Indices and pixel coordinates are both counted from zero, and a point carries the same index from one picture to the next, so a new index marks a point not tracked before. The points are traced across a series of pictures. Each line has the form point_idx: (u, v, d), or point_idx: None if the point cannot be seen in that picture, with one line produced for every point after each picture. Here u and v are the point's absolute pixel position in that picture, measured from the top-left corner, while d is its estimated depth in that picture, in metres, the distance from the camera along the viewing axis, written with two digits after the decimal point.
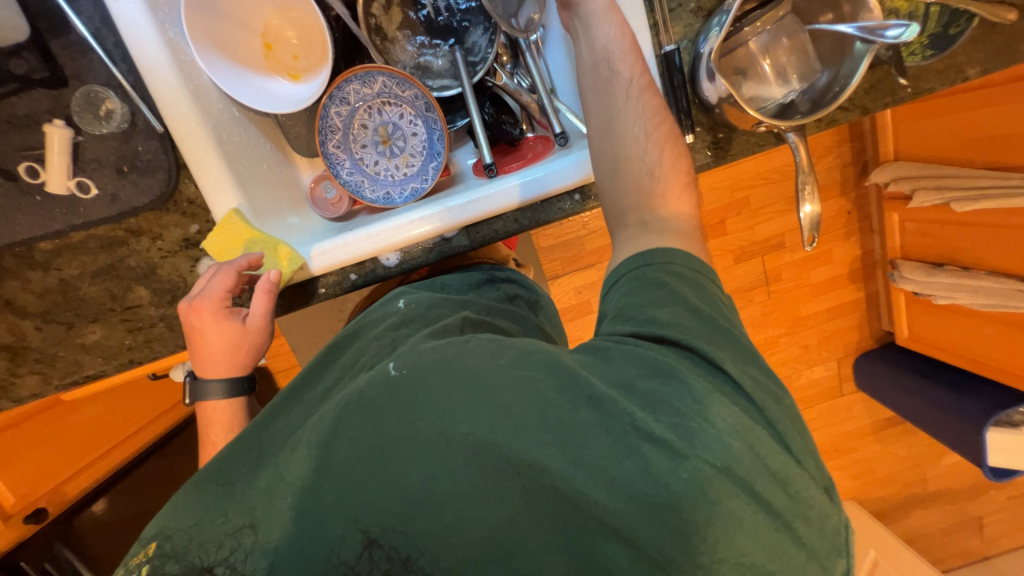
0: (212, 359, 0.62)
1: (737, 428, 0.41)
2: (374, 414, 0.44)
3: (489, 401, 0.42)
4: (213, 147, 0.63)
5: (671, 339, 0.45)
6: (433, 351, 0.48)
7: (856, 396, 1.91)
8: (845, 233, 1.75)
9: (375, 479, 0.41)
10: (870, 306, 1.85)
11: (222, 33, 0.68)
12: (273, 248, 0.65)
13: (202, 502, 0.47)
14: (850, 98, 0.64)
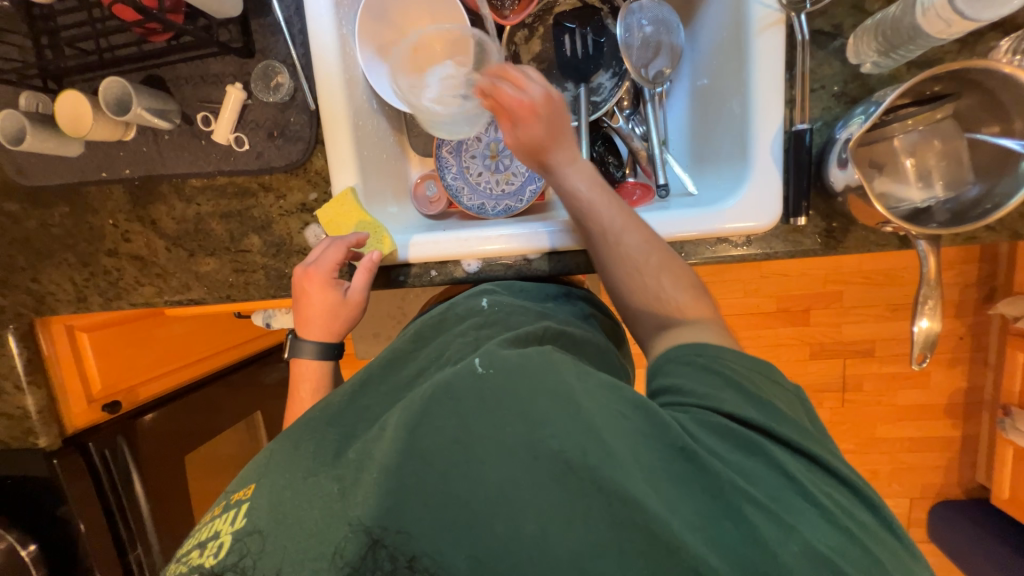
0: (311, 321, 0.69)
1: (833, 506, 0.42)
2: (466, 409, 0.44)
3: (582, 422, 0.42)
4: (350, 131, 0.70)
5: (750, 422, 0.46)
6: (524, 358, 0.48)
7: (924, 546, 1.65)
8: (951, 359, 1.55)
9: (459, 473, 0.41)
10: (964, 450, 1.61)
11: (381, 35, 0.76)
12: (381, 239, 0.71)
13: (303, 457, 0.51)
14: (1001, 218, 0.58)
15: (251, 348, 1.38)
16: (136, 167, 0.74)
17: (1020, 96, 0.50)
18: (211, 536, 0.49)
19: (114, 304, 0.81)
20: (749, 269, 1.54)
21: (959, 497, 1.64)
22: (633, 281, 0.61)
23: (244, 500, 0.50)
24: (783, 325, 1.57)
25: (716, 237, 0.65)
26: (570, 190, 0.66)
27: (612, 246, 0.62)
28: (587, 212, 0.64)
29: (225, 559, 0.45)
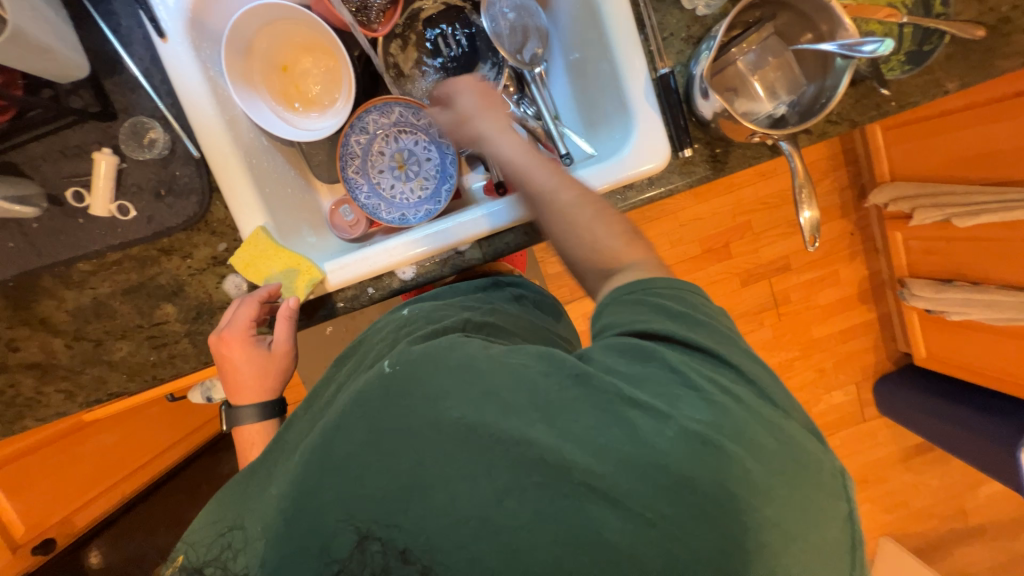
0: (244, 387, 0.66)
1: (722, 391, 0.42)
2: (369, 409, 0.44)
3: (480, 384, 0.43)
4: (245, 170, 0.68)
5: (652, 329, 0.46)
6: (428, 348, 0.48)
7: (879, 421, 1.85)
8: (850, 254, 1.77)
9: (371, 470, 0.42)
10: (883, 327, 1.83)
11: (254, 71, 0.74)
12: (293, 283, 0.68)
13: (229, 504, 0.51)
14: (838, 111, 0.69)
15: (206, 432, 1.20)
16: (6, 267, 0.66)
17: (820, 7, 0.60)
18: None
19: (16, 426, 0.71)
20: (668, 221, 1.67)
21: (892, 369, 1.86)
22: (572, 234, 0.56)
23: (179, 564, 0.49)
24: (711, 263, 1.71)
25: (622, 185, 0.71)
26: (500, 161, 0.62)
27: (547, 208, 0.58)
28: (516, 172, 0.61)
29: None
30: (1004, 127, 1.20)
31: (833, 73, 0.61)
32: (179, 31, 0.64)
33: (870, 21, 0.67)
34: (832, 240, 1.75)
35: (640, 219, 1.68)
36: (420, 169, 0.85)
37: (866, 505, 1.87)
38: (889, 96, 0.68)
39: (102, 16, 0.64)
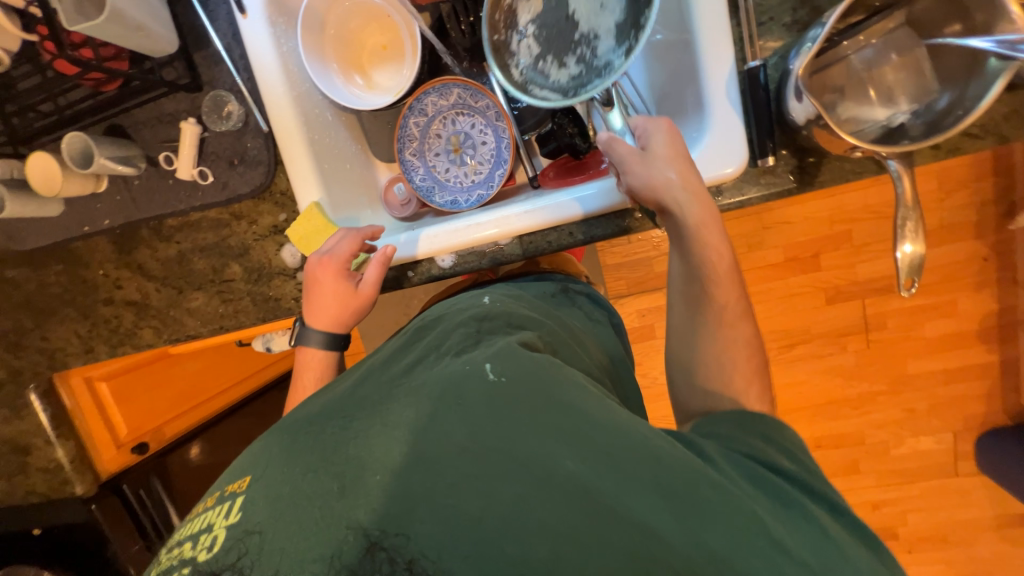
0: (319, 312, 0.69)
1: (869, 567, 0.42)
2: (479, 421, 0.44)
3: (593, 437, 0.43)
4: (305, 146, 0.71)
5: (787, 472, 0.48)
6: (534, 365, 0.49)
7: (975, 479, 1.60)
8: (978, 282, 1.48)
9: (467, 484, 0.41)
10: (1007, 375, 1.53)
11: (328, 47, 0.76)
12: (327, 230, 0.71)
13: (298, 457, 0.48)
14: (982, 123, 0.55)
15: (270, 373, 1.35)
16: (114, 217, 0.76)
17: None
18: (202, 528, 0.48)
19: (119, 351, 0.85)
20: (750, 222, 1.50)
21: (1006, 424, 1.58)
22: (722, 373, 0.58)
23: (239, 493, 0.49)
24: (793, 273, 1.53)
25: (711, 186, 0.63)
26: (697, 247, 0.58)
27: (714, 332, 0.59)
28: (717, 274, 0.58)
29: (219, 551, 0.44)
30: None
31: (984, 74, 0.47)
32: (258, 7, 0.67)
33: None
34: (959, 262, 1.47)
35: None
36: (477, 152, 0.83)
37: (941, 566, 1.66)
38: None
39: None
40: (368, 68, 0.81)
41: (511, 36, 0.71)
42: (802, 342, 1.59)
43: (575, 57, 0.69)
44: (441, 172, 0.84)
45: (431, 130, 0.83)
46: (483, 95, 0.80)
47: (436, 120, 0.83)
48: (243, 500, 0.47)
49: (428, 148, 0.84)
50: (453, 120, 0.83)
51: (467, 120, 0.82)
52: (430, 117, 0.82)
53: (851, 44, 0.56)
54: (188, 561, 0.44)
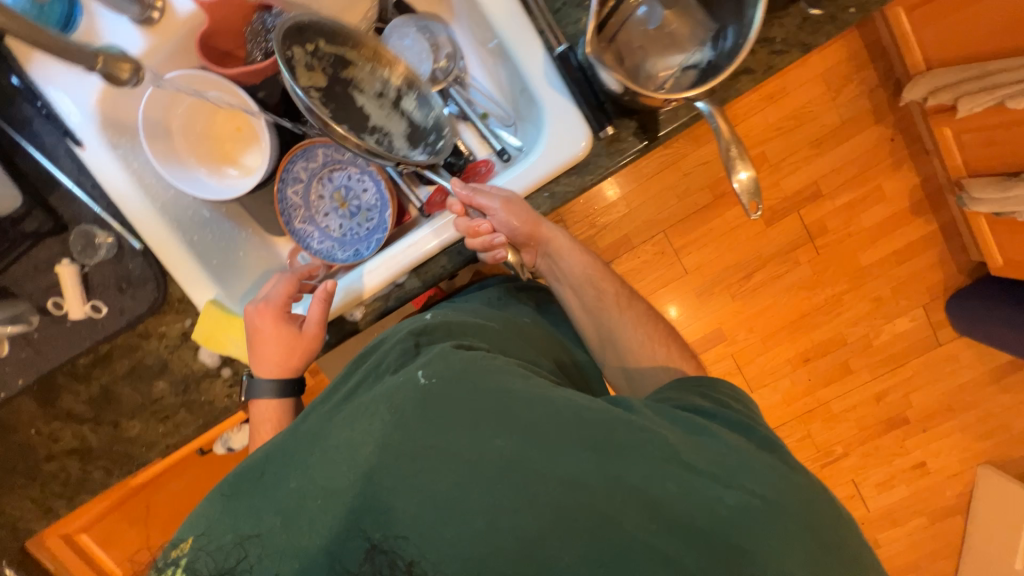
0: (267, 360, 0.69)
1: (779, 473, 0.47)
2: (420, 426, 0.46)
3: (523, 416, 0.46)
4: (185, 250, 0.72)
5: (703, 411, 0.53)
6: (463, 363, 0.51)
7: (956, 344, 1.81)
8: (893, 163, 1.66)
9: (412, 479, 0.44)
10: (951, 236, 1.71)
11: (183, 148, 0.76)
12: (231, 323, 0.72)
13: (237, 500, 0.46)
14: (782, 38, 0.61)
15: None
16: (28, 374, 0.76)
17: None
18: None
19: (77, 501, 0.84)
20: (669, 173, 1.66)
21: (966, 282, 1.75)
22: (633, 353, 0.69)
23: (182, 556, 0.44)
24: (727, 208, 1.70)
25: (565, 170, 0.66)
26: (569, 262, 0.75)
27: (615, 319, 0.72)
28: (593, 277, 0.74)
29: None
30: None
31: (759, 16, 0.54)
32: (94, 135, 0.68)
33: None
34: (864, 152, 1.65)
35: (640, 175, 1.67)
36: (363, 200, 0.84)
37: (955, 435, 1.90)
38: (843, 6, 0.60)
39: (29, 139, 0.69)
40: (233, 150, 0.82)
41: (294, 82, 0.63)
42: (757, 267, 1.76)
43: (373, 141, 0.71)
44: (335, 229, 0.85)
45: (313, 193, 0.84)
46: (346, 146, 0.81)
47: (313, 182, 0.84)
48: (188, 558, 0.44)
49: (315, 210, 0.85)
50: (329, 177, 0.84)
51: (342, 174, 0.84)
52: (307, 181, 0.83)
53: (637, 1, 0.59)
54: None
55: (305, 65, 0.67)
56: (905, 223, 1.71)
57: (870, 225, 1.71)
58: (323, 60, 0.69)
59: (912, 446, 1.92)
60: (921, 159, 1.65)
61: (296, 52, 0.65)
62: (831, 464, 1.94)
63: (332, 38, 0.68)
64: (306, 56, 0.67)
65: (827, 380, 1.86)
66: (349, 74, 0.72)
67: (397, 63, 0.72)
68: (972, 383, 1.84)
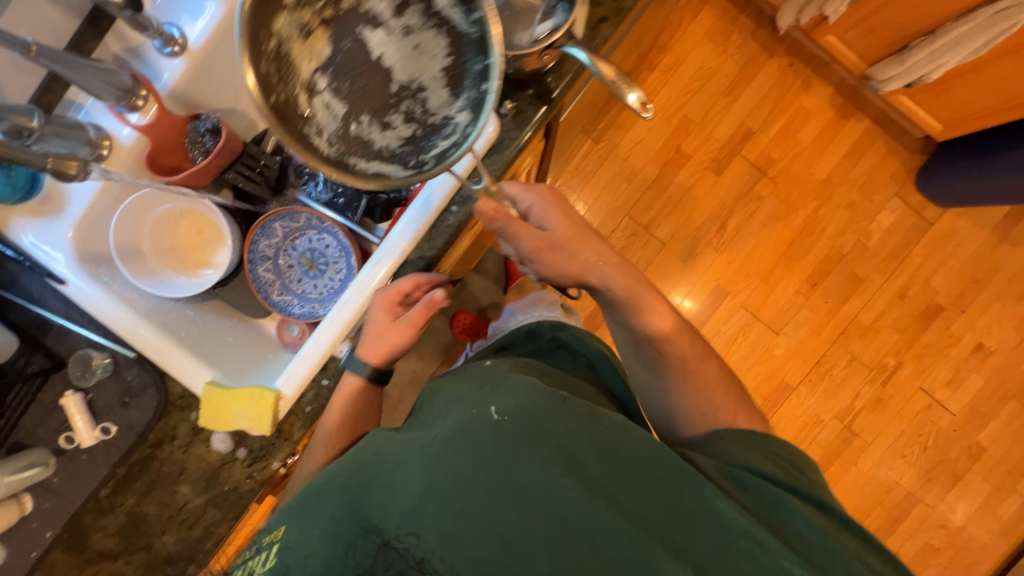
0: (375, 338, 0.72)
1: (841, 551, 0.46)
2: (488, 459, 0.46)
3: (588, 467, 0.46)
4: (175, 345, 0.76)
5: (774, 477, 0.52)
6: (537, 400, 0.51)
7: (948, 217, 1.80)
8: (802, 84, 1.78)
9: (463, 511, 0.44)
10: (886, 126, 1.78)
11: (159, 264, 0.84)
12: (231, 397, 0.73)
13: (303, 513, 0.51)
14: None
15: None
16: (54, 524, 0.76)
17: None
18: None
19: None
20: (612, 162, 1.79)
21: (925, 159, 1.78)
22: (697, 394, 0.66)
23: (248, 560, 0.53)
24: (675, 173, 1.79)
25: (486, 150, 0.72)
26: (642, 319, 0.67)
27: (687, 377, 0.67)
28: (668, 336, 0.67)
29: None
30: None
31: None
32: (73, 270, 0.75)
33: None
34: (775, 81, 1.78)
35: (585, 173, 1.79)
36: (327, 255, 0.90)
37: (999, 304, 1.81)
38: None
39: (18, 294, 0.75)
40: (201, 253, 0.90)
41: (295, 90, 0.52)
42: (727, 215, 1.80)
43: (401, 115, 0.55)
44: (312, 290, 0.90)
45: (283, 262, 0.90)
46: (297, 211, 0.88)
47: (279, 254, 0.90)
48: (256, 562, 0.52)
49: (288, 279, 0.90)
50: (291, 245, 0.90)
51: (302, 239, 0.90)
52: (273, 255, 0.89)
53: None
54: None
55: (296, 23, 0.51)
56: (840, 129, 1.79)
57: (810, 142, 1.79)
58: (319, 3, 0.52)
59: (961, 331, 1.82)
60: (825, 71, 1.77)
61: (276, 29, 0.50)
62: (890, 379, 1.83)
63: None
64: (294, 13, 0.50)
65: (844, 297, 1.82)
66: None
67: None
68: (984, 248, 1.80)
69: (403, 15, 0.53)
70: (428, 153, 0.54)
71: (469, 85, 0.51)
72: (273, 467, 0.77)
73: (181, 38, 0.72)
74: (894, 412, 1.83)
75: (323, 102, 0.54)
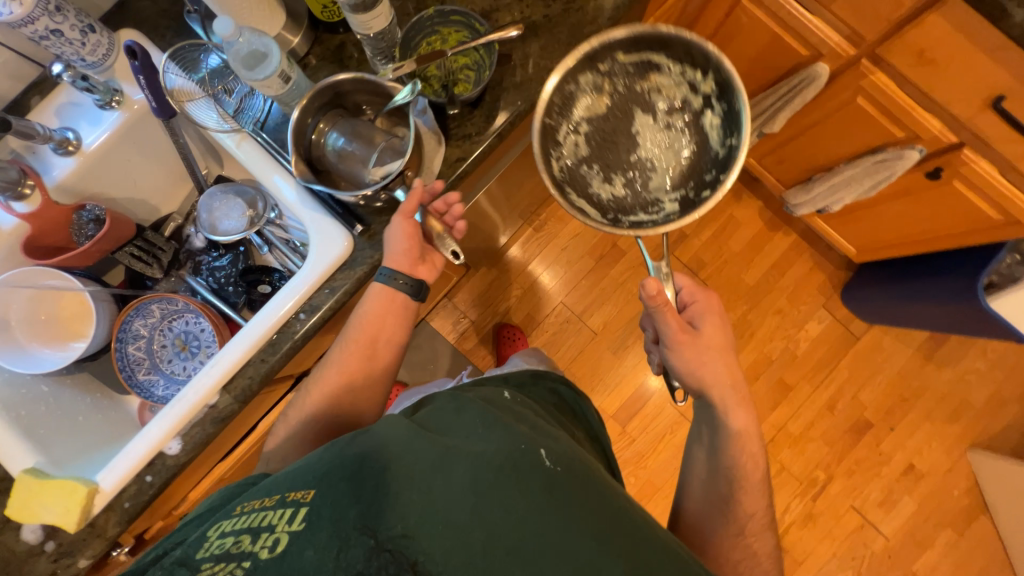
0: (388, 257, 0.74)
1: None
2: (532, 493, 0.54)
3: (611, 533, 0.53)
4: (8, 426, 0.77)
5: None
6: (581, 464, 0.61)
7: (874, 332, 1.83)
8: (733, 195, 1.89)
9: (489, 527, 0.51)
10: (812, 240, 1.87)
11: (27, 338, 0.86)
12: (44, 487, 0.72)
13: (336, 478, 0.54)
14: (477, 131, 0.80)
15: None
16: None
17: (355, 84, 0.71)
18: (263, 525, 0.51)
19: None
20: (550, 250, 1.84)
21: (849, 275, 1.85)
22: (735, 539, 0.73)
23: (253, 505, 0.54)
24: (611, 266, 1.83)
25: (337, 266, 0.77)
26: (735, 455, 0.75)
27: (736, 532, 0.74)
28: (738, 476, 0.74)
29: (281, 553, 0.49)
30: (740, 42, 1.29)
31: (431, 137, 0.76)
32: None
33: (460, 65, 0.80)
34: None
35: (523, 259, 1.84)
36: (200, 340, 0.92)
37: (928, 425, 1.79)
38: (513, 102, 0.80)
39: None
40: (79, 324, 0.92)
41: (560, 123, 0.74)
42: None
43: (625, 180, 0.77)
44: (180, 372, 0.92)
45: (156, 342, 0.92)
46: (175, 299, 0.90)
47: (152, 333, 0.92)
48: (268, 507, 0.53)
49: (158, 359, 0.92)
50: (167, 326, 0.92)
51: (179, 321, 0.93)
52: (148, 334, 0.92)
53: (320, 132, 0.72)
54: (248, 555, 0.48)
55: (593, 90, 0.75)
56: (768, 239, 1.88)
57: (740, 249, 1.87)
58: (622, 80, 0.75)
59: (892, 450, 1.78)
60: (753, 186, 1.90)
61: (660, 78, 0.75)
62: (821, 494, 1.76)
63: (638, 48, 0.72)
64: (601, 81, 0.75)
65: (773, 404, 1.80)
66: (653, 81, 0.75)
67: (710, 74, 0.71)
68: (910, 366, 1.82)
69: (672, 116, 0.76)
70: (628, 217, 0.75)
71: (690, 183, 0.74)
72: (78, 566, 0.73)
73: (74, 140, 0.80)
74: (826, 531, 1.74)
75: (574, 142, 0.76)
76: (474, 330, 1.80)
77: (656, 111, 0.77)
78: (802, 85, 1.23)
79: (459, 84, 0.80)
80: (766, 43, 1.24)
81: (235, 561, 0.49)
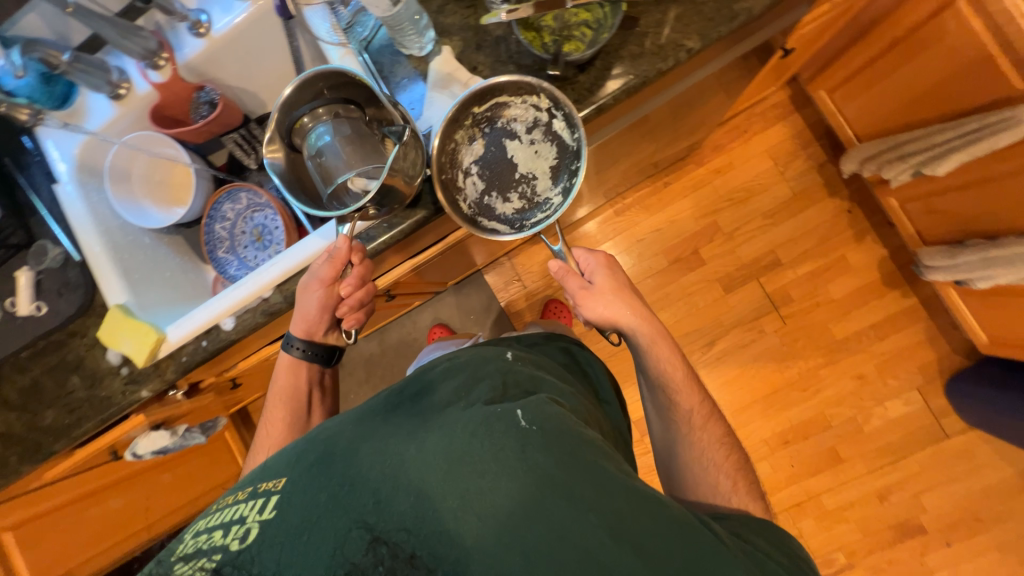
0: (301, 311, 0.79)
1: None
2: (506, 459, 0.50)
3: (607, 490, 0.49)
4: (112, 264, 0.89)
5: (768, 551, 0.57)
6: (560, 420, 0.55)
7: (970, 436, 1.56)
8: (854, 235, 1.63)
9: (470, 497, 0.48)
10: (932, 311, 1.59)
11: (141, 193, 0.98)
12: (127, 324, 0.85)
13: (307, 474, 0.53)
14: (576, 97, 0.72)
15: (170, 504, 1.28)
16: None
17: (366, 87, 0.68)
18: (234, 518, 0.51)
19: None
20: (623, 238, 1.72)
21: (966, 364, 1.56)
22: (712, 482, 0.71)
23: (236, 502, 0.54)
24: (683, 273, 1.69)
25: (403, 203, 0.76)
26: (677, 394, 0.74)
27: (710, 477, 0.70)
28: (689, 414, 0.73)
29: (253, 543, 0.48)
30: (934, 54, 1.04)
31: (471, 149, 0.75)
32: (68, 175, 0.91)
33: (581, 22, 0.72)
34: (827, 221, 1.64)
35: (592, 239, 1.74)
36: (272, 237, 0.98)
37: (995, 556, 1.53)
38: (625, 74, 0.71)
39: (27, 181, 0.93)
40: (180, 193, 1.03)
41: (457, 174, 0.73)
42: (721, 333, 1.67)
43: (517, 194, 0.74)
44: (251, 260, 0.99)
45: (240, 227, 1.00)
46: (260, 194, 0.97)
47: (237, 218, 1.00)
48: (244, 504, 0.52)
49: (236, 242, 1.00)
50: (249, 215, 0.99)
51: (260, 215, 0.99)
52: (234, 218, 1.00)
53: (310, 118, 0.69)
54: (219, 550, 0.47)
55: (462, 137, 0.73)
56: (877, 295, 1.62)
57: (838, 296, 1.63)
58: (484, 123, 0.73)
59: (936, 565, 1.55)
60: (882, 231, 1.62)
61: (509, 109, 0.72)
62: None
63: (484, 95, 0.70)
64: (469, 131, 0.73)
65: (814, 469, 1.62)
66: (507, 115, 0.73)
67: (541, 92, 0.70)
68: (1001, 487, 1.53)
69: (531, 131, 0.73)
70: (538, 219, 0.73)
71: (568, 176, 0.72)
72: (140, 394, 0.86)
73: (206, 23, 0.87)
74: None
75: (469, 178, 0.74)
76: (523, 297, 1.77)
77: (518, 135, 0.73)
78: (997, 127, 0.98)
79: (572, 42, 0.72)
80: (970, 63, 0.99)
81: (204, 558, 0.47)
